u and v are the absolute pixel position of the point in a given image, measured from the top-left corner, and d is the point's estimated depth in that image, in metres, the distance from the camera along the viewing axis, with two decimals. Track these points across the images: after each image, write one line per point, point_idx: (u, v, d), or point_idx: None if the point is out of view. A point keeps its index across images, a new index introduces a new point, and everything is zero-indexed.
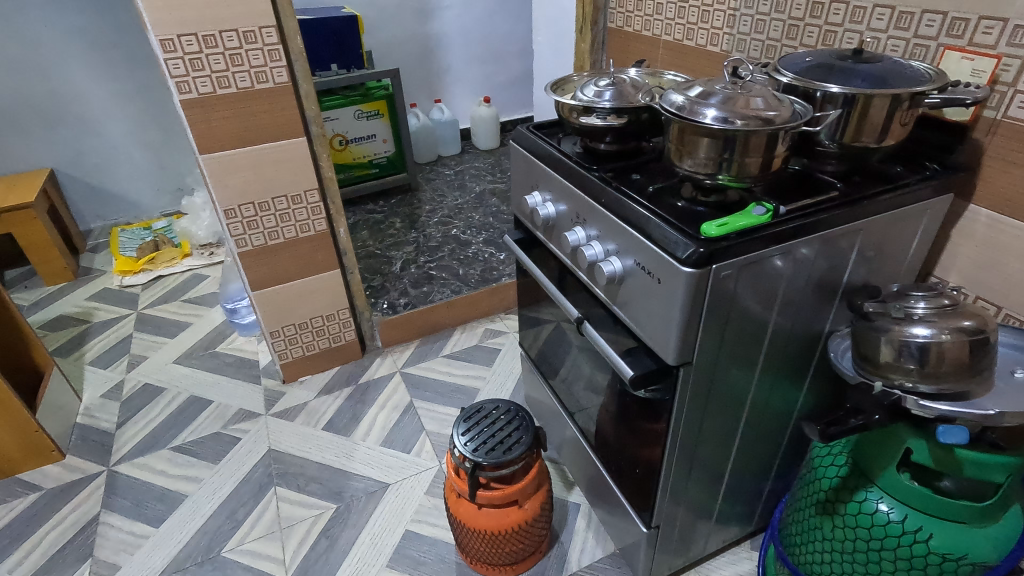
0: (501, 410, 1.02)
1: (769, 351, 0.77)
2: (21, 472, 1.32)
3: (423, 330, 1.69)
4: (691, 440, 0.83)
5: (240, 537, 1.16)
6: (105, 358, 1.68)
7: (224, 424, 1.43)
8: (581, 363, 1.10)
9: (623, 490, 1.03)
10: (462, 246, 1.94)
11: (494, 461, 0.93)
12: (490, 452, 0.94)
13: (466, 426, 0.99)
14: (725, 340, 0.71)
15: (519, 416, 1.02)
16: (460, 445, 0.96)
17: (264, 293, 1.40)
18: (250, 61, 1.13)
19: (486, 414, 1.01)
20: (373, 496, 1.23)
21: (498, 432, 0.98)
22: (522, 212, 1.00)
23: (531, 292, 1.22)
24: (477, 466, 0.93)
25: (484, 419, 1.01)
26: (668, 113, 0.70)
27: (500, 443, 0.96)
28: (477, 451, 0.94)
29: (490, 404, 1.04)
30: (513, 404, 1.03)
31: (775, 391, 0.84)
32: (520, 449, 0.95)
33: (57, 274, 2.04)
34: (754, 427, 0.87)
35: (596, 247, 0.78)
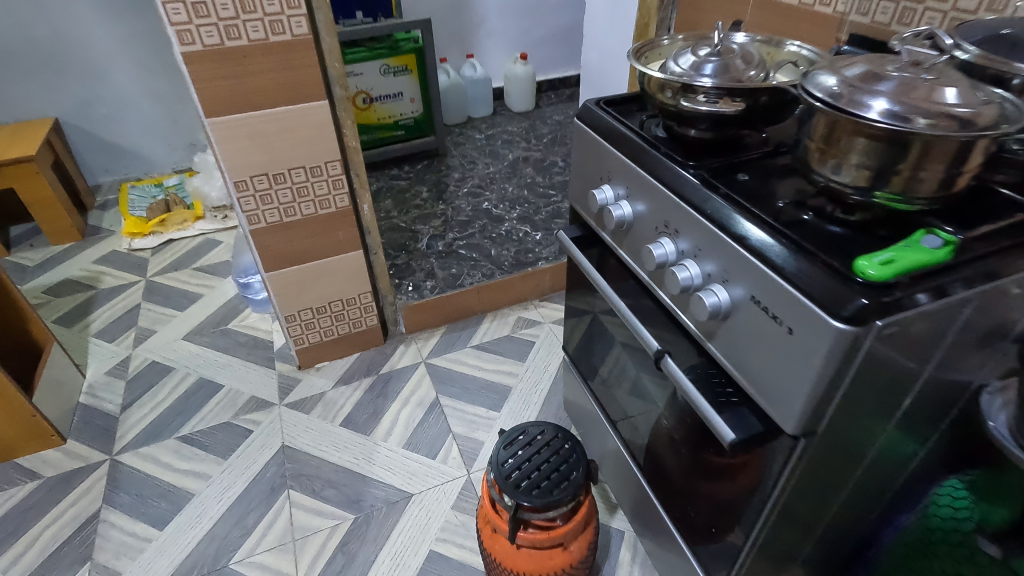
0: (549, 437, 0.89)
1: (911, 405, 0.60)
2: (19, 457, 1.23)
3: (450, 316, 1.55)
4: (798, 495, 0.66)
5: (250, 547, 1.06)
6: (111, 330, 1.57)
7: (235, 413, 1.32)
8: (639, 380, 0.95)
9: (685, 533, 0.90)
10: (494, 222, 1.77)
11: (537, 502, 0.79)
12: (533, 489, 0.81)
13: (507, 453, 0.86)
14: (864, 403, 0.55)
15: (570, 445, 0.88)
16: (499, 477, 0.83)
17: (277, 275, 1.26)
18: (264, 8, 0.95)
19: (531, 440, 0.88)
20: (394, 507, 1.12)
21: (544, 464, 0.85)
22: (584, 205, 0.83)
23: (581, 293, 1.06)
24: (518, 505, 0.80)
25: (528, 446, 0.87)
26: (817, 101, 0.52)
27: (546, 478, 0.83)
28: (518, 487, 0.81)
29: (536, 428, 0.90)
30: (562, 429, 0.89)
31: (902, 445, 0.67)
32: (569, 488, 0.81)
33: (63, 233, 1.92)
34: (865, 484, 0.71)
35: (691, 267, 0.61)
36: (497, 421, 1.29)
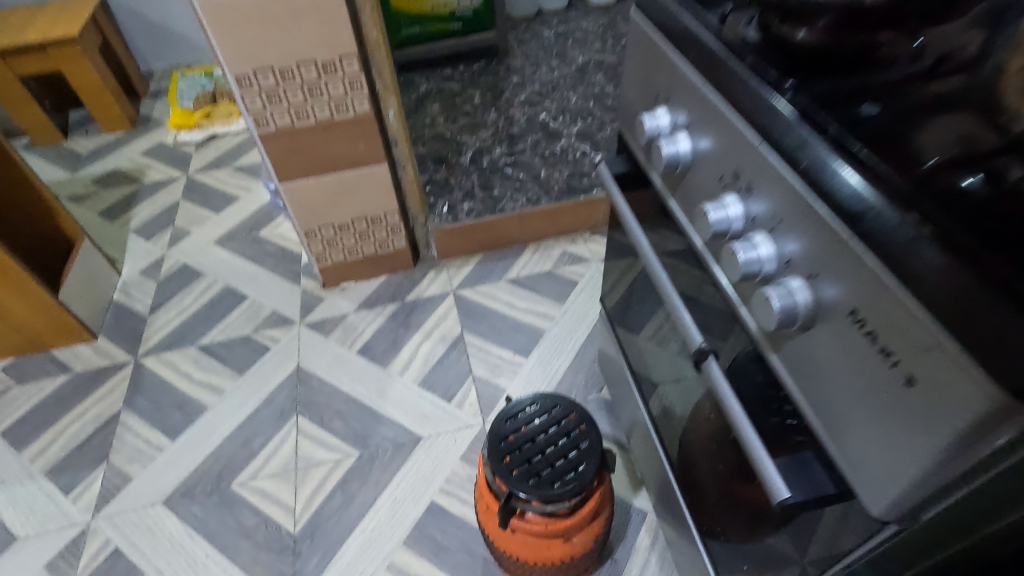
0: (562, 413, 0.76)
1: None
2: (52, 348, 1.26)
3: (487, 244, 1.40)
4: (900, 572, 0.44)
5: (253, 471, 1.03)
6: (149, 227, 1.55)
7: (255, 327, 1.27)
8: (683, 359, 0.77)
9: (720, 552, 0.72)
10: (549, 138, 1.55)
11: (534, 493, 0.68)
12: (532, 476, 0.69)
13: (509, 428, 0.74)
14: None
15: (586, 428, 0.74)
16: (495, 457, 0.71)
17: (293, 186, 1.14)
18: None
19: (538, 415, 0.75)
20: (401, 450, 1.05)
21: (550, 447, 0.72)
22: (633, 133, 0.62)
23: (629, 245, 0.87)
24: (513, 494, 0.69)
25: (535, 422, 0.75)
26: None
27: (550, 466, 0.70)
28: (515, 471, 0.70)
29: (547, 400, 0.77)
30: (578, 406, 0.76)
31: None
32: (575, 481, 0.68)
33: (114, 121, 1.90)
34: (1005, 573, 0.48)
35: (762, 246, 0.41)
36: (523, 368, 1.17)
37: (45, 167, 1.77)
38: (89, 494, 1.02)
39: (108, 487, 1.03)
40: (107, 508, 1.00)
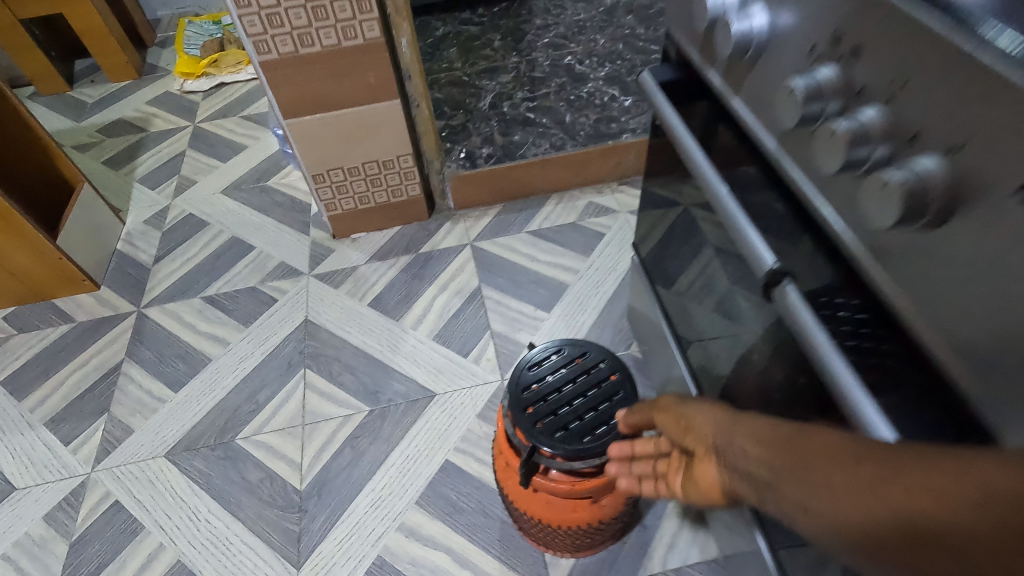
0: (592, 362, 0.68)
1: None
2: (55, 299, 1.21)
3: (508, 194, 1.31)
4: None
5: (258, 425, 0.98)
6: (154, 176, 1.49)
7: (262, 278, 1.21)
8: (731, 303, 0.68)
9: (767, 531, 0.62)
10: (575, 81, 1.43)
11: (561, 449, 0.60)
12: (558, 431, 0.62)
13: (532, 377, 0.66)
14: None
15: (619, 380, 0.66)
16: (516, 409, 0.63)
17: (298, 124, 1.06)
18: None
19: (565, 364, 0.68)
20: (414, 406, 0.98)
21: (579, 398, 0.64)
22: (687, 25, 0.52)
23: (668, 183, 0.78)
24: (536, 448, 0.61)
25: (562, 371, 0.67)
26: None
27: (578, 419, 0.62)
28: (539, 425, 0.62)
29: (575, 347, 0.69)
30: (611, 355, 0.68)
31: None
32: (607, 436, 0.61)
33: (120, 70, 1.83)
34: None
35: (873, 124, 0.31)
36: (545, 323, 1.09)
37: (50, 116, 1.71)
38: (89, 446, 0.97)
39: (108, 439, 0.98)
40: (107, 460, 0.95)
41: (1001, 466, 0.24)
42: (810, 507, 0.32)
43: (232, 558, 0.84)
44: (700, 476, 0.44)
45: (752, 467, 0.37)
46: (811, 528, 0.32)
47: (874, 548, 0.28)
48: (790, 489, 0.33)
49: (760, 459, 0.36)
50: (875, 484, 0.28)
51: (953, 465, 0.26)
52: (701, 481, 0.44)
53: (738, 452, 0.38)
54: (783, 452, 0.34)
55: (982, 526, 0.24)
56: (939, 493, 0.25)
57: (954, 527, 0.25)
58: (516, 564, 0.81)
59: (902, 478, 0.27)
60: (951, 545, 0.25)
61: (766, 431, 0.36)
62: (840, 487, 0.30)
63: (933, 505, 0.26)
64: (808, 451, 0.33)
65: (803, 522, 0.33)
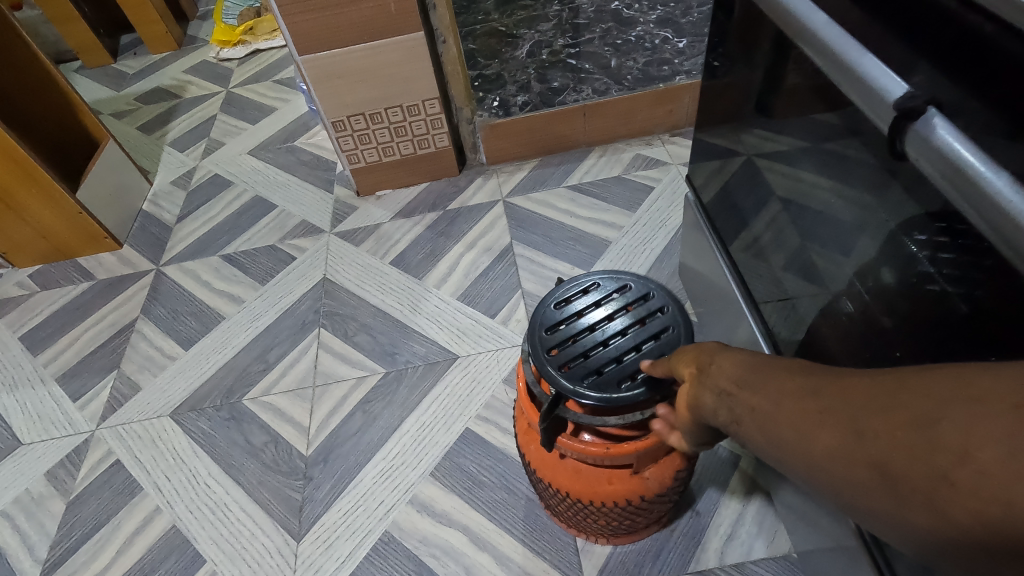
0: (633, 296, 0.56)
1: None
2: (79, 258, 1.19)
3: (546, 147, 1.20)
4: None
5: (267, 386, 0.90)
6: (184, 140, 1.45)
7: (282, 236, 1.14)
8: (818, 229, 0.54)
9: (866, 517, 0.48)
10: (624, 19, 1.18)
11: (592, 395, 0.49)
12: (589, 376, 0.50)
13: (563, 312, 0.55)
14: None
15: (670, 323, 0.53)
16: (538, 351, 0.52)
17: (316, 61, 0.98)
18: None
19: (601, 297, 0.56)
20: (433, 369, 0.88)
21: (617, 339, 0.52)
22: None
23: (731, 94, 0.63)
24: (561, 397, 0.50)
25: (596, 307, 0.55)
26: None
27: (614, 363, 0.51)
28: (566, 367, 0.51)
29: (612, 281, 0.57)
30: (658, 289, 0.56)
31: None
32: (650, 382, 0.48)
33: (160, 40, 1.82)
34: None
35: None
36: None
37: (92, 86, 1.72)
38: (96, 403, 0.92)
39: (115, 396, 0.92)
40: (112, 418, 0.90)
41: (937, 371, 0.24)
42: (761, 412, 0.33)
43: (229, 526, 0.76)
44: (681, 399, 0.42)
45: (719, 381, 0.37)
46: (752, 434, 0.34)
47: (797, 442, 0.30)
48: (747, 396, 0.34)
49: (725, 376, 0.37)
50: (822, 385, 0.29)
51: (900, 371, 0.26)
52: (682, 402, 0.42)
53: (712, 370, 0.38)
54: (750, 367, 0.35)
55: (901, 416, 0.24)
56: (871, 390, 0.26)
57: (869, 416, 0.26)
58: (541, 549, 0.69)
59: (842, 379, 0.29)
60: (866, 430, 0.26)
61: (750, 353, 0.37)
62: (789, 390, 0.31)
63: (861, 397, 0.27)
64: (772, 366, 0.34)
65: (748, 429, 0.34)
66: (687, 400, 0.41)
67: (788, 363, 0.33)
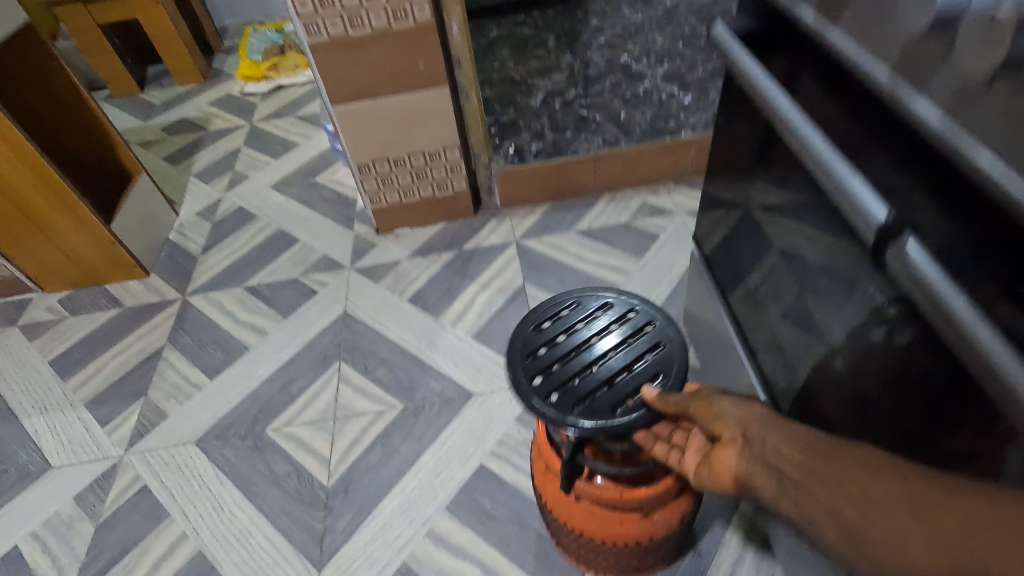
0: (621, 312, 0.62)
1: None
2: (107, 284, 1.24)
3: (557, 192, 1.26)
4: None
5: (290, 416, 0.94)
6: (209, 171, 1.52)
7: (304, 270, 1.19)
8: (814, 297, 0.59)
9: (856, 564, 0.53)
10: (631, 79, 1.33)
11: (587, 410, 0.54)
12: (583, 392, 0.55)
13: (551, 326, 0.62)
14: None
15: (657, 335, 0.60)
16: (538, 373, 0.57)
17: (346, 110, 1.04)
18: None
19: (586, 312, 0.63)
20: (449, 406, 0.92)
21: (607, 352, 0.59)
22: None
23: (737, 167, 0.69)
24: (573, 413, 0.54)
25: (584, 321, 0.62)
26: None
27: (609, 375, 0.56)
28: (561, 383, 0.56)
29: (597, 300, 0.64)
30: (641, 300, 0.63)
31: None
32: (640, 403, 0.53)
33: (187, 72, 1.90)
34: None
35: None
36: None
37: (120, 116, 1.79)
38: (124, 428, 0.96)
39: (143, 422, 0.97)
40: (139, 444, 0.94)
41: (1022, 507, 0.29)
42: (833, 505, 0.37)
43: (253, 553, 0.79)
44: (714, 457, 0.48)
45: (780, 463, 0.41)
46: (817, 523, 0.38)
47: (876, 543, 0.34)
48: (819, 486, 0.38)
49: (786, 455, 0.41)
50: (904, 495, 0.34)
51: (987, 498, 0.31)
52: (716, 462, 0.47)
53: (772, 449, 0.43)
54: (816, 455, 0.40)
55: (993, 544, 0.29)
56: (960, 514, 0.31)
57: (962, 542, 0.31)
58: None
59: (927, 492, 0.33)
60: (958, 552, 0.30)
61: (809, 439, 0.41)
62: (865, 490, 0.36)
63: (952, 519, 0.31)
64: (840, 457, 0.38)
65: (812, 512, 0.38)
66: (726, 465, 0.46)
67: (857, 456, 0.38)
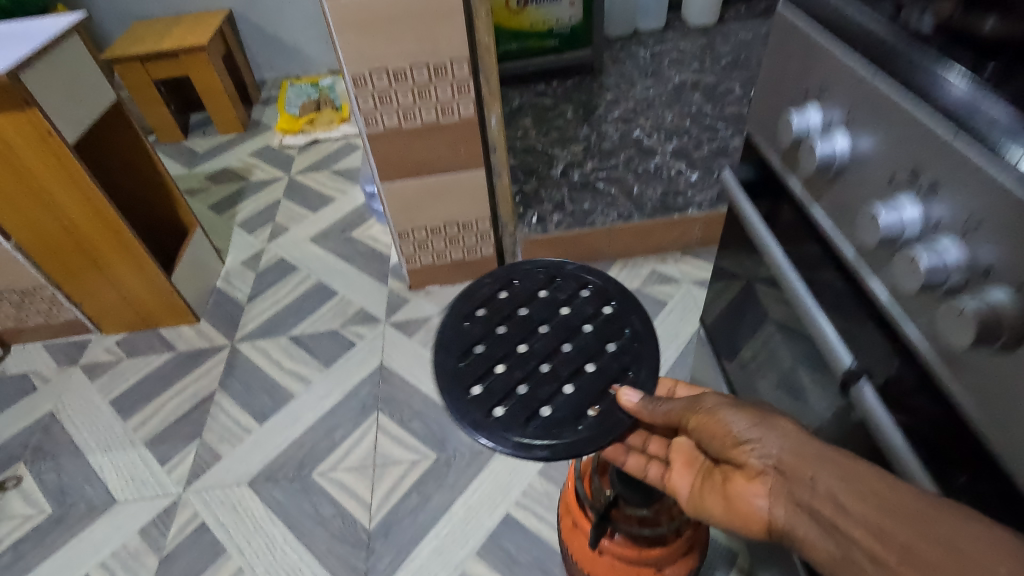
0: (564, 301, 0.68)
1: None
2: (160, 328, 1.35)
3: (574, 257, 1.39)
4: None
5: (334, 462, 1.05)
6: (252, 221, 1.65)
7: (343, 322, 1.31)
8: (803, 388, 0.71)
9: None
10: (643, 154, 1.49)
11: (547, 420, 0.57)
12: (539, 399, 0.59)
13: (491, 317, 0.67)
14: None
15: (601, 324, 0.65)
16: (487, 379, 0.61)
17: (393, 187, 1.16)
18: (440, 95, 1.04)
19: (526, 299, 0.68)
20: (478, 457, 1.03)
21: (560, 344, 0.63)
22: (771, 137, 0.57)
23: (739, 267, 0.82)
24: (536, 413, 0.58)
25: (527, 307, 0.67)
26: None
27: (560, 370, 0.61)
28: (513, 390, 0.60)
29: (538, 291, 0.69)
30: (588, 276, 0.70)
31: None
32: (609, 422, 0.57)
33: (229, 123, 2.05)
34: None
35: (949, 249, 0.36)
36: None
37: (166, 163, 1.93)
38: (182, 467, 1.06)
39: (199, 462, 1.07)
40: (197, 483, 1.04)
41: None
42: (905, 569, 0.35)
43: None
44: (735, 492, 0.47)
45: (837, 516, 0.39)
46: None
47: None
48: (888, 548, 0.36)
49: (851, 507, 0.38)
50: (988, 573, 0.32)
51: None
52: (738, 500, 0.47)
53: (822, 495, 0.40)
54: (881, 509, 0.37)
55: None
56: None
57: None
58: None
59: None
60: None
61: (869, 484, 0.38)
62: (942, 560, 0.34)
63: None
64: (912, 514, 0.36)
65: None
66: (753, 504, 0.45)
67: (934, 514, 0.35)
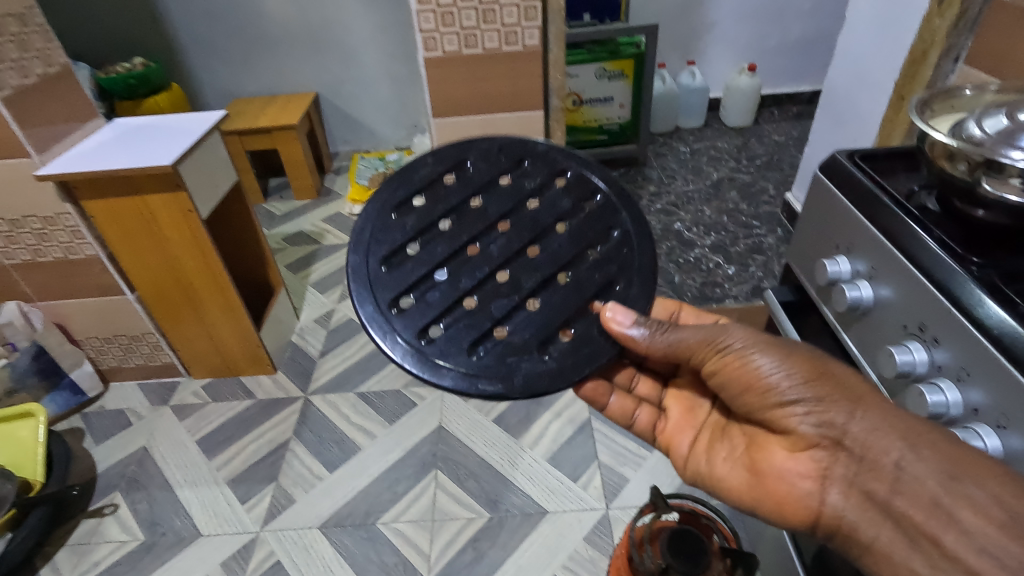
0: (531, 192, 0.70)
1: None
2: (242, 375, 1.50)
3: None
4: None
5: (396, 513, 1.15)
6: (323, 282, 1.82)
7: (405, 383, 1.44)
8: None
9: None
10: (684, 246, 1.61)
11: (504, 343, 0.64)
12: (494, 317, 0.64)
13: (438, 206, 0.69)
14: None
15: (581, 224, 0.69)
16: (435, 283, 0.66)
17: None
18: None
19: (480, 187, 0.70)
20: (528, 519, 1.12)
21: (529, 247, 0.68)
22: (809, 273, 0.71)
23: None
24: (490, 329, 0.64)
25: (482, 198, 0.70)
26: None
27: (518, 280, 0.66)
28: (462, 301, 0.65)
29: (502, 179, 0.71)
30: (566, 163, 0.73)
31: None
32: (578, 345, 0.63)
33: (305, 190, 2.27)
34: None
35: (949, 391, 0.49)
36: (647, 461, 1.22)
37: None
38: (260, 508, 1.18)
39: (275, 504, 1.19)
40: (272, 523, 1.15)
41: None
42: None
43: None
44: (773, 469, 0.55)
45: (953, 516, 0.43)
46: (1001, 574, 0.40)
47: None
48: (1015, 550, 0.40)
49: (961, 514, 0.42)
50: None
51: None
52: (777, 477, 0.55)
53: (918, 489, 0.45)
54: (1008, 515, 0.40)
55: None
56: None
57: None
58: None
59: None
60: None
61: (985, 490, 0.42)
62: None
63: None
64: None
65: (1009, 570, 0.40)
66: (793, 481, 0.53)
67: None
